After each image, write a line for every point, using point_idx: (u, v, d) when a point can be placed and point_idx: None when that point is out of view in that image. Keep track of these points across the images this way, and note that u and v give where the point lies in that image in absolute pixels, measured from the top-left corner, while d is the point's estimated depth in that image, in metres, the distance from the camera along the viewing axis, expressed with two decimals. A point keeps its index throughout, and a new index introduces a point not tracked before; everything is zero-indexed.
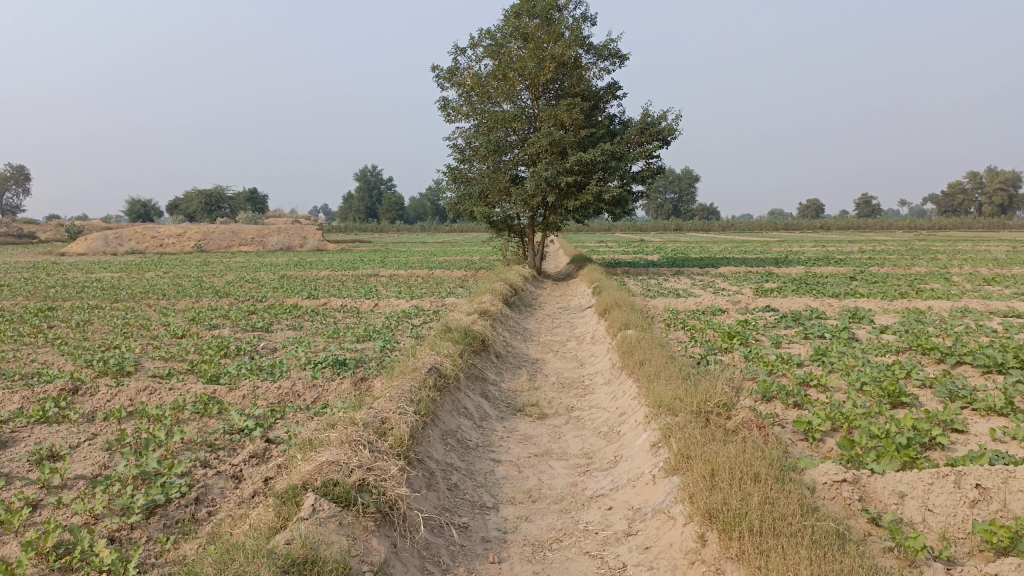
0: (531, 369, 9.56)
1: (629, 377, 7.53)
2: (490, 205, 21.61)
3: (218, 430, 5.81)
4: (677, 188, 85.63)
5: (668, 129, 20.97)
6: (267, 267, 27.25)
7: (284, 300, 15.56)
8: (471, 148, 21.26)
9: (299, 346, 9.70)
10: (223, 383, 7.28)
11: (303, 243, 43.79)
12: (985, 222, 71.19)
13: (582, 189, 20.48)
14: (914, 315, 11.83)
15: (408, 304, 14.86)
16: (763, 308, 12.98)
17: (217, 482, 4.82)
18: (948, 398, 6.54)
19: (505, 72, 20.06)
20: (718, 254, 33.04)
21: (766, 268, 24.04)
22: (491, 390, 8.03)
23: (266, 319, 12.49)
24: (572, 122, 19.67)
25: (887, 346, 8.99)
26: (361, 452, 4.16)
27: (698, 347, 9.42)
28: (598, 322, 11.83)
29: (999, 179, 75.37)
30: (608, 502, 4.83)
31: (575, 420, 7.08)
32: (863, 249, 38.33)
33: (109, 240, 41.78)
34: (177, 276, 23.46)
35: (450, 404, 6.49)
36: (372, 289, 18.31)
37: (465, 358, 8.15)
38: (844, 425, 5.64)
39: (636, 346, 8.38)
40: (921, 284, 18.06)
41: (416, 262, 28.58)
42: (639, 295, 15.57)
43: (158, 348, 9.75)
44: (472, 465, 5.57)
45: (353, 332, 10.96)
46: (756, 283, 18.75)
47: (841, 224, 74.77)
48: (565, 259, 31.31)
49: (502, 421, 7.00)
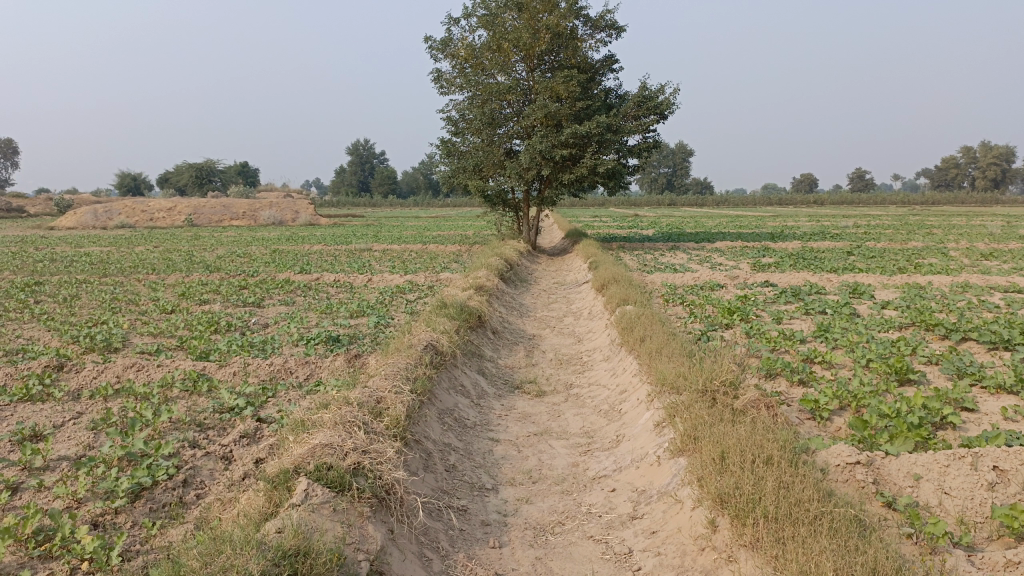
0: (528, 345, 9.40)
1: (629, 354, 7.37)
2: (484, 178, 21.33)
3: (207, 409, 5.64)
4: (671, 162, 85.26)
5: (666, 102, 20.67)
6: (259, 242, 26.94)
7: (276, 275, 15.32)
8: (465, 121, 20.92)
9: (291, 321, 9.50)
10: (213, 360, 7.09)
11: (295, 218, 43.38)
12: (978, 197, 71.17)
13: (577, 162, 20.22)
14: (915, 290, 11.69)
15: (402, 279, 14.65)
16: (762, 283, 12.83)
17: (206, 463, 4.65)
18: (956, 375, 6.41)
19: (499, 43, 19.68)
20: (713, 229, 32.82)
21: (763, 243, 23.88)
22: (488, 367, 7.86)
23: (258, 295, 12.27)
24: (568, 94, 19.35)
25: (890, 322, 8.85)
26: (356, 434, 3.98)
27: (698, 323, 9.26)
28: (596, 298, 11.66)
29: (993, 153, 75.27)
30: (611, 484, 4.67)
31: (574, 398, 6.92)
32: (858, 223, 38.21)
33: (98, 214, 41.33)
34: (167, 250, 23.15)
35: (446, 381, 6.32)
36: (365, 264, 18.08)
37: (461, 334, 7.97)
38: (853, 403, 5.50)
39: (636, 322, 8.21)
40: (919, 259, 17.94)
41: (409, 237, 28.32)
42: (635, 270, 15.40)
43: (147, 324, 9.54)
44: (470, 444, 5.41)
45: (347, 308, 10.76)
46: (753, 258, 18.58)
47: (835, 198, 74.62)
48: (559, 233, 31.09)
49: (499, 398, 6.84)
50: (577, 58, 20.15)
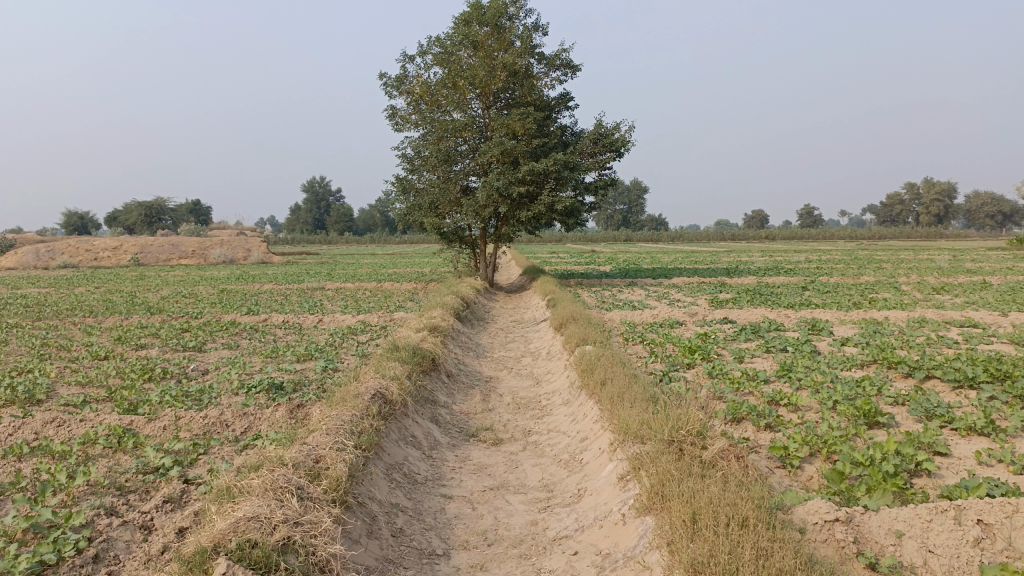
0: (485, 388, 9.02)
1: (589, 398, 7.04)
2: (440, 216, 21.03)
3: (129, 470, 5.14)
4: (626, 199, 86.43)
5: (621, 140, 20.73)
6: (207, 281, 26.12)
7: (221, 317, 14.70)
8: (420, 158, 20.65)
9: (233, 367, 8.97)
10: (141, 413, 6.57)
11: (247, 256, 42.47)
12: (922, 231, 73.32)
13: (534, 199, 20.08)
14: (873, 326, 11.64)
15: (354, 319, 14.18)
16: (721, 320, 12.68)
17: (123, 534, 4.17)
18: (924, 417, 6.21)
19: (454, 80, 19.55)
20: (670, 264, 32.94)
21: (719, 279, 23.92)
22: (442, 414, 7.45)
23: (201, 338, 11.67)
24: (524, 132, 19.27)
25: (853, 360, 8.70)
26: (288, 503, 3.55)
27: (659, 363, 9.00)
28: (554, 337, 11.34)
29: (935, 189, 77.83)
30: (572, 546, 4.29)
31: (533, 447, 6.55)
32: (810, 259, 38.89)
33: (40, 254, 39.98)
34: (109, 291, 22.28)
35: (395, 432, 5.90)
36: (317, 304, 17.53)
37: (414, 379, 7.57)
38: (824, 449, 5.24)
39: (596, 364, 7.91)
40: (873, 293, 18.10)
41: (364, 275, 27.82)
42: (594, 308, 15.16)
43: (77, 372, 8.93)
44: (421, 503, 4.99)
45: (294, 351, 10.26)
46: (711, 293, 18.54)
47: (786, 234, 76.20)
48: (517, 270, 30.89)
49: (453, 448, 6.43)
50: (532, 96, 20.12)
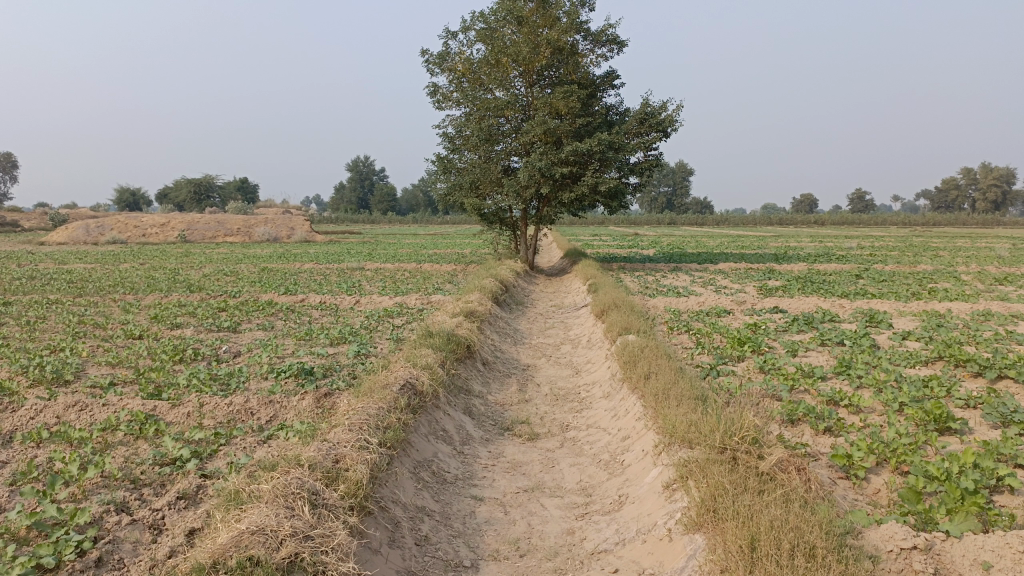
0: (522, 378, 8.66)
1: (632, 393, 6.62)
2: (481, 197, 20.66)
3: (145, 461, 4.92)
4: (671, 181, 85.12)
5: (669, 120, 20.07)
6: (249, 260, 26.17)
7: (259, 296, 14.57)
8: (461, 137, 20.28)
9: (264, 350, 8.76)
10: (165, 398, 6.35)
11: (291, 234, 42.70)
12: (979, 218, 70.69)
13: (577, 180, 19.57)
14: (936, 318, 10.94)
15: (391, 301, 13.90)
16: (770, 310, 12.10)
17: (130, 534, 3.92)
18: (1001, 423, 5.65)
19: (497, 57, 19.09)
20: (715, 249, 32.18)
21: (768, 265, 23.10)
22: (477, 406, 7.11)
23: (236, 318, 11.50)
24: (568, 111, 18.74)
25: (916, 357, 8.11)
26: (299, 513, 3.23)
27: (706, 356, 8.52)
28: (595, 325, 10.90)
29: (994, 175, 74.97)
30: (612, 562, 3.90)
31: (572, 444, 6.16)
32: (862, 245, 37.80)
33: (90, 230, 40.69)
34: (152, 268, 22.44)
35: (425, 426, 5.57)
36: (355, 284, 17.34)
37: (447, 368, 7.24)
38: (892, 459, 4.77)
39: (639, 355, 7.47)
40: (931, 283, 17.23)
41: (404, 256, 27.63)
42: (636, 294, 14.66)
43: (109, 351, 8.80)
44: (449, 505, 4.65)
45: (327, 334, 10.01)
46: (759, 280, 17.85)
47: (835, 219, 74.19)
48: (558, 253, 30.42)
49: (487, 443, 6.08)
50: (577, 74, 19.55)
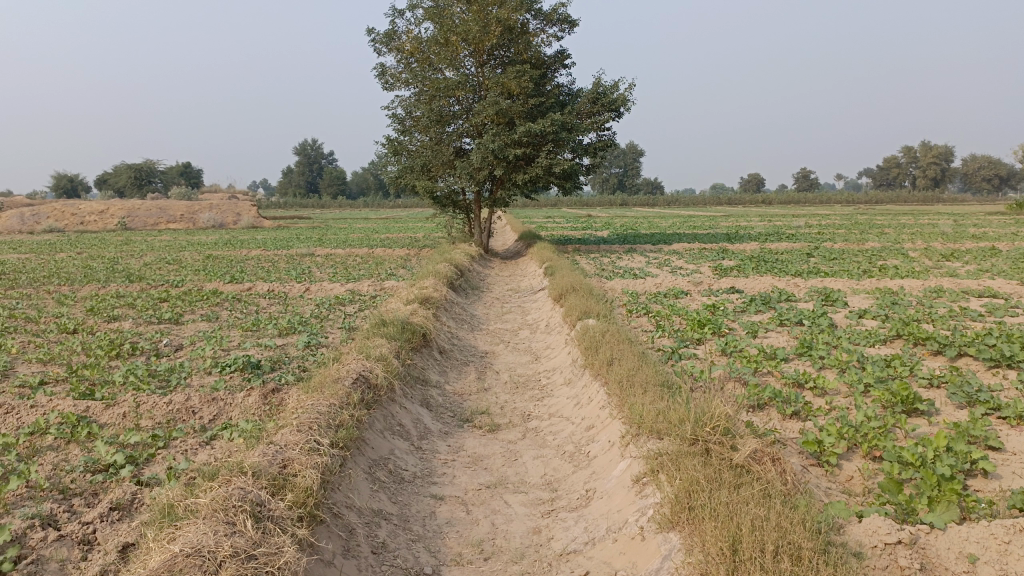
0: (480, 365, 8.40)
1: (595, 380, 6.42)
2: (433, 179, 20.25)
3: (75, 469, 4.52)
4: (622, 162, 85.53)
5: (621, 99, 19.90)
6: (193, 247, 25.30)
7: (203, 285, 13.99)
8: (411, 118, 19.82)
9: (208, 343, 8.33)
10: (99, 398, 5.92)
11: (237, 220, 41.58)
12: (919, 196, 72.62)
13: (531, 161, 19.30)
14: (890, 296, 11.01)
15: (343, 288, 13.48)
16: (727, 290, 12.06)
17: (57, 552, 3.55)
18: (966, 402, 5.61)
19: (446, 37, 18.64)
20: (668, 229, 32.27)
21: (721, 245, 23.20)
22: (434, 397, 6.83)
23: (178, 309, 10.98)
24: (520, 91, 18.44)
25: (875, 335, 8.09)
26: (240, 530, 2.94)
27: (667, 339, 8.37)
28: (553, 309, 10.70)
29: (933, 153, 77.04)
30: (582, 564, 3.69)
31: (534, 434, 5.93)
32: (810, 223, 38.45)
33: (24, 218, 39.05)
34: (90, 257, 21.50)
35: (380, 422, 5.27)
36: (305, 271, 16.82)
37: (402, 358, 6.94)
38: (864, 445, 4.67)
39: (601, 341, 7.27)
40: (881, 260, 17.46)
41: (355, 241, 27.06)
42: (593, 276, 14.50)
43: (39, 347, 8.27)
44: (407, 507, 4.38)
45: (276, 324, 9.59)
46: (713, 260, 17.88)
47: (783, 198, 75.44)
48: (512, 235, 30.15)
49: (446, 437, 5.81)
50: (529, 53, 19.25)
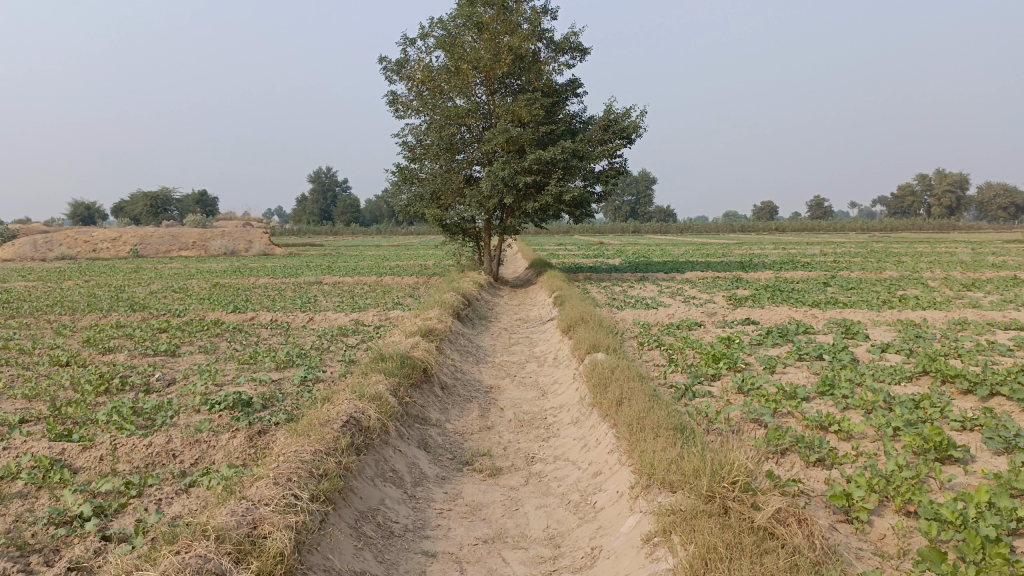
0: (484, 401, 8.03)
1: (603, 421, 6.04)
2: (443, 207, 20.03)
3: (38, 520, 4.17)
4: (635, 190, 85.51)
5: (633, 127, 19.66)
6: (202, 275, 25.12)
7: (205, 315, 13.72)
8: (421, 146, 19.64)
9: (201, 377, 8.00)
10: (76, 439, 5.59)
11: (249, 248, 41.52)
12: (935, 223, 71.93)
13: (541, 189, 19.05)
14: (913, 329, 10.56)
15: (347, 318, 13.18)
16: (743, 322, 11.65)
17: None
18: (1004, 449, 5.19)
19: (457, 65, 18.51)
20: (682, 258, 31.93)
21: (735, 274, 22.77)
22: (433, 437, 6.46)
23: (176, 340, 10.68)
24: (531, 119, 18.24)
25: (901, 372, 7.66)
26: None
27: (680, 375, 7.98)
28: (562, 341, 10.32)
29: (947, 181, 76.43)
30: None
31: (538, 480, 5.54)
32: (826, 251, 37.92)
33: (37, 245, 39.21)
34: (96, 285, 21.34)
35: (371, 468, 4.91)
36: (310, 300, 16.55)
37: (400, 396, 6.59)
38: (896, 498, 4.27)
39: (610, 378, 6.89)
40: (901, 290, 16.99)
41: (365, 269, 26.82)
42: (604, 306, 14.13)
43: (27, 381, 7.98)
44: (396, 566, 4.00)
45: (274, 357, 9.28)
46: (728, 290, 17.46)
47: (796, 225, 74.98)
48: (522, 263, 29.86)
49: (443, 483, 5.43)
50: (541, 81, 19.08)
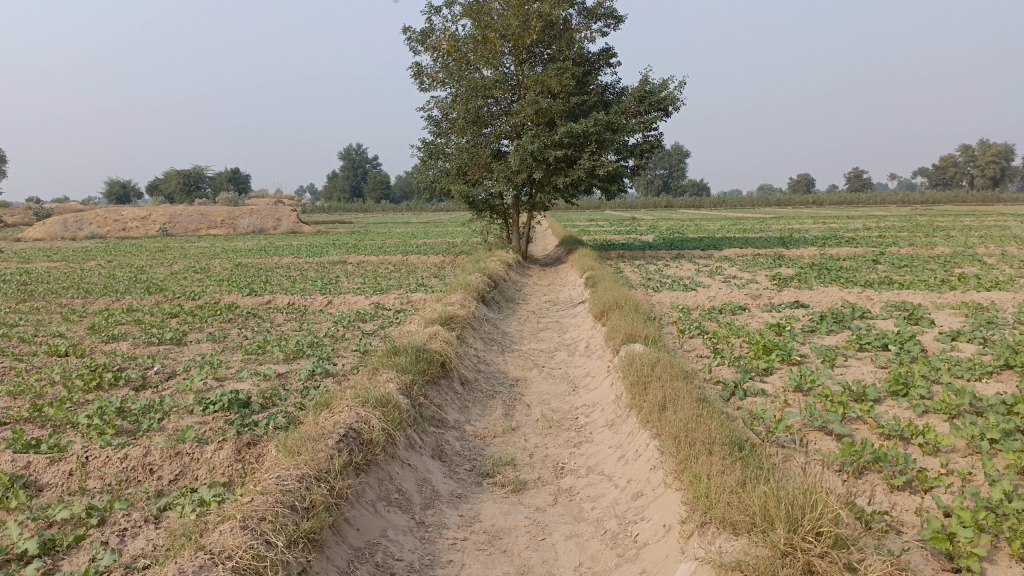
0: (509, 397, 7.30)
1: (644, 428, 5.27)
2: (470, 183, 19.25)
3: None
4: (667, 163, 83.85)
5: (670, 98, 18.66)
6: (226, 254, 24.65)
7: (220, 298, 13.11)
8: (447, 120, 18.82)
9: (201, 370, 7.34)
10: (45, 451, 4.94)
11: (277, 225, 41.11)
12: (979, 195, 69.34)
13: (572, 163, 18.15)
14: (982, 313, 9.57)
15: (368, 301, 12.48)
16: (791, 305, 10.75)
17: None
18: None
19: (483, 33, 17.62)
20: (716, 233, 30.95)
21: (776, 250, 21.68)
22: (450, 443, 5.74)
23: (185, 327, 10.07)
24: (561, 89, 17.32)
25: (981, 366, 6.74)
26: None
27: (728, 369, 7.16)
28: (594, 328, 9.54)
29: (992, 151, 73.57)
30: None
31: (568, 499, 4.77)
32: (868, 225, 36.43)
33: (68, 225, 39.27)
34: (120, 265, 20.96)
35: (371, 491, 4.20)
36: (332, 281, 15.93)
37: (413, 396, 5.87)
38: (1015, 542, 3.44)
39: (651, 376, 6.09)
40: (956, 268, 15.88)
41: (391, 247, 26.19)
42: (639, 288, 13.29)
43: (16, 376, 7.38)
44: None
45: (284, 345, 8.62)
46: (770, 268, 16.49)
47: (833, 198, 72.88)
48: (551, 241, 28.97)
49: (458, 502, 4.70)
50: (571, 50, 18.11)
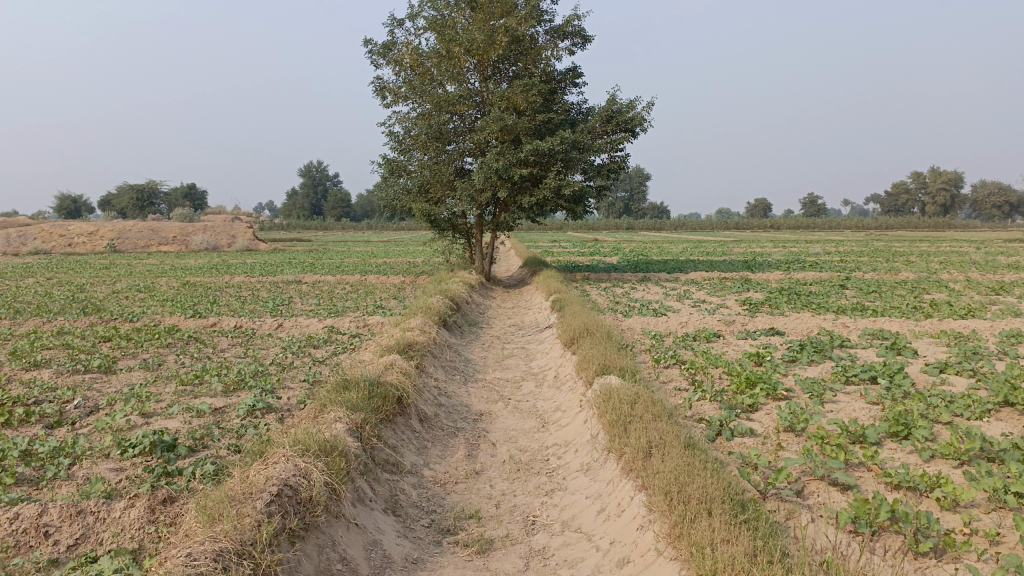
0: (473, 434, 6.64)
1: (627, 478, 4.67)
2: (432, 201, 18.63)
3: None
4: (628, 185, 84.30)
5: (638, 119, 18.29)
6: (175, 272, 23.53)
7: (162, 320, 12.21)
8: (409, 136, 18.18)
9: (126, 404, 6.52)
10: None
11: (232, 243, 39.84)
12: (931, 220, 70.76)
13: (538, 183, 17.61)
14: (963, 343, 9.19)
15: (321, 325, 11.69)
16: (767, 332, 10.28)
17: None
18: None
19: (448, 48, 17.07)
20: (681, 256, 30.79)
21: (742, 274, 21.38)
22: (406, 492, 5.06)
23: (118, 353, 9.19)
24: (528, 107, 16.84)
25: (981, 402, 6.27)
26: None
27: (710, 404, 6.60)
28: (564, 356, 8.93)
29: (943, 178, 75.34)
30: None
31: (541, 563, 4.12)
32: (829, 249, 36.56)
33: (11, 239, 37.69)
34: (59, 283, 19.77)
35: (309, 562, 3.51)
36: (284, 302, 15.11)
37: (364, 438, 5.19)
38: None
39: (631, 415, 5.48)
40: (924, 294, 15.66)
41: (349, 266, 25.34)
42: (607, 313, 12.76)
43: None
44: None
45: (225, 374, 7.83)
46: (739, 292, 16.12)
47: (791, 222, 73.75)
48: (515, 262, 28.44)
49: (414, 569, 4.03)
50: (537, 67, 17.67)
